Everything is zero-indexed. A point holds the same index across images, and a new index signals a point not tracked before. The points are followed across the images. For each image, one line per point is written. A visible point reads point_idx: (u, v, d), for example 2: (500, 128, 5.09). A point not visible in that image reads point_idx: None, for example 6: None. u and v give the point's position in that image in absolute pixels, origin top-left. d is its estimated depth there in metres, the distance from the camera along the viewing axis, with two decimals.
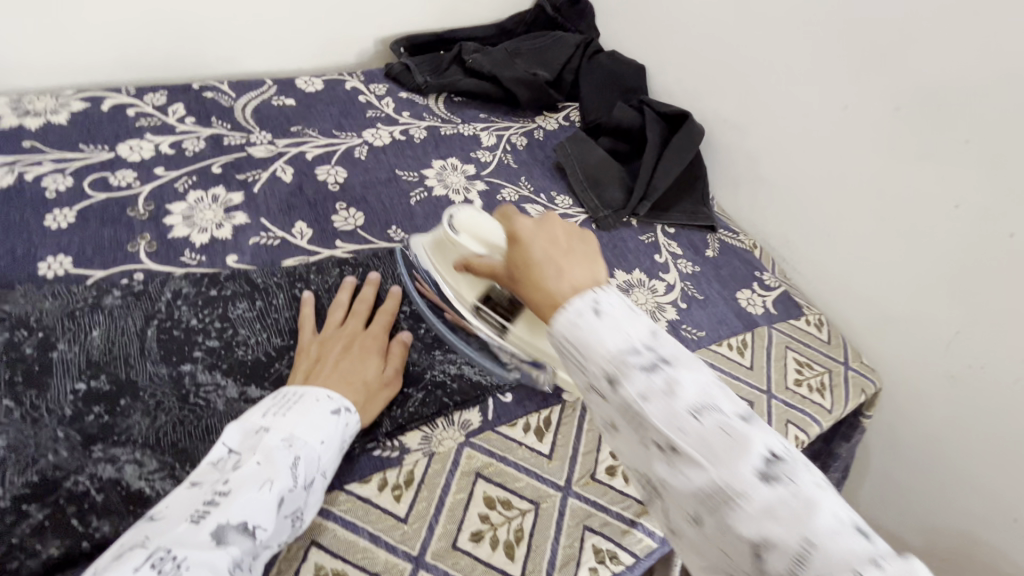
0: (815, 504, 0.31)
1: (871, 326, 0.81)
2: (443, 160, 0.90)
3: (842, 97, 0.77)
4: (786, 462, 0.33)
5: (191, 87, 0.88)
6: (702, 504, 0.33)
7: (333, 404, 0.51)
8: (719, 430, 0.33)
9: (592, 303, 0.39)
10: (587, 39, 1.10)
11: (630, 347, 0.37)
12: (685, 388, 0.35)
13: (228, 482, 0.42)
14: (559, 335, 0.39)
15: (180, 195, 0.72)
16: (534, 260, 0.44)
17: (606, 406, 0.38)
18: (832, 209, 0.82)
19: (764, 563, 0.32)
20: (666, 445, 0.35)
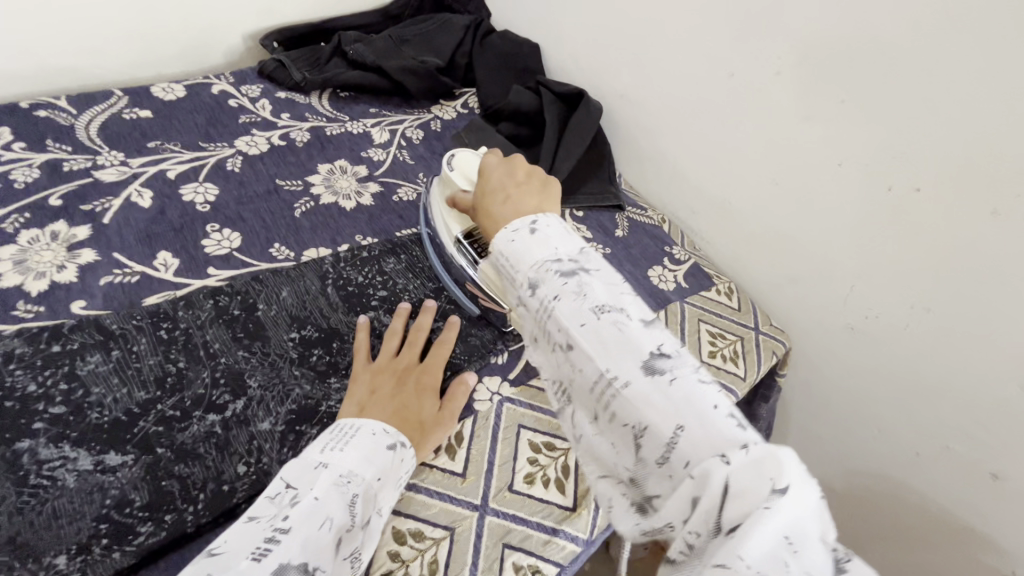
0: (686, 390, 0.33)
1: (777, 289, 0.83)
2: (330, 163, 0.83)
3: (728, 64, 0.77)
4: (672, 359, 0.34)
5: (18, 107, 0.76)
6: (593, 394, 0.35)
7: (389, 438, 0.51)
8: (613, 326, 0.35)
9: (529, 223, 0.41)
10: (477, 20, 1.04)
11: (554, 257, 0.38)
12: (595, 292, 0.37)
13: (289, 517, 0.40)
14: (497, 252, 0.41)
15: (8, 237, 0.62)
16: (490, 190, 0.48)
17: (528, 317, 0.39)
18: (731, 177, 0.82)
19: (641, 449, 0.34)
20: (565, 342, 0.36)
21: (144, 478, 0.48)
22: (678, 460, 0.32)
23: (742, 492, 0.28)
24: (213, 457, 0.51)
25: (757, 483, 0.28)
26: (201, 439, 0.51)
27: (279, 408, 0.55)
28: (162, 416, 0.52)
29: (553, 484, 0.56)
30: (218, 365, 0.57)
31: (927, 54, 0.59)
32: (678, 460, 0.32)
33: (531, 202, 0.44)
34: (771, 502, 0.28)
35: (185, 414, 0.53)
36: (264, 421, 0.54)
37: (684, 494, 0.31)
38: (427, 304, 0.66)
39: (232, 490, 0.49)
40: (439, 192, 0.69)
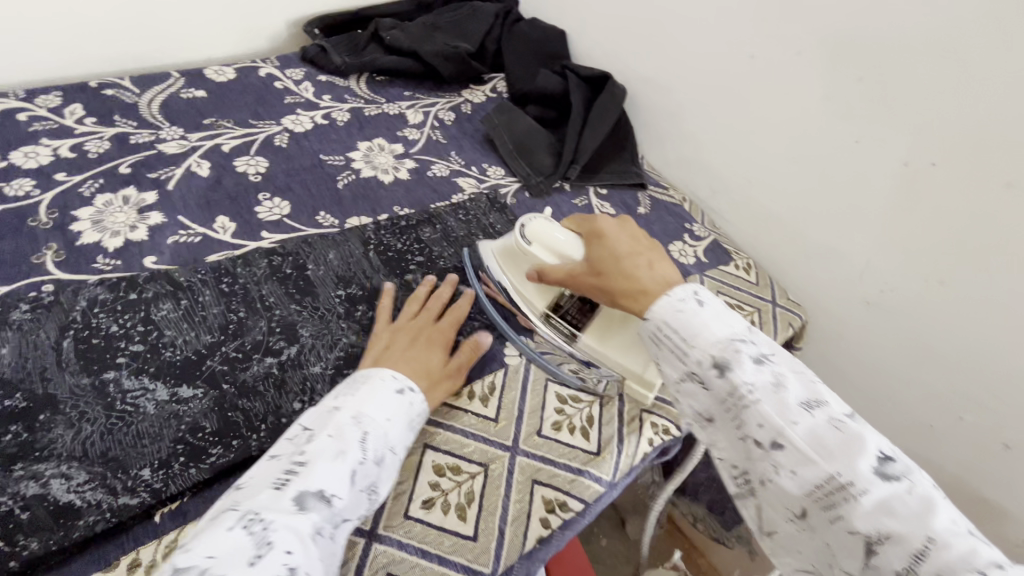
0: (924, 494, 0.37)
1: (794, 264, 0.86)
2: (369, 141, 0.88)
3: (750, 45, 0.80)
4: (898, 463, 0.39)
5: (88, 86, 0.83)
6: (811, 497, 0.40)
7: (398, 382, 0.53)
8: (830, 425, 0.41)
9: (694, 293, 0.49)
10: (507, 9, 1.09)
11: (735, 336, 0.46)
12: (793, 388, 0.43)
13: (305, 453, 0.44)
14: (657, 322, 0.49)
15: (86, 200, 0.68)
16: (608, 254, 0.58)
17: (704, 396, 0.46)
18: (751, 155, 0.85)
19: (875, 556, 0.37)
20: (768, 441, 0.42)
21: (213, 408, 0.54)
22: (929, 570, 0.35)
23: (954, 571, 0.34)
24: (272, 393, 0.56)
25: (914, 535, 0.36)
26: (261, 378, 0.57)
27: (329, 354, 0.60)
28: (227, 357, 0.58)
29: (579, 432, 0.61)
30: (273, 315, 0.62)
31: (942, 31, 0.62)
32: (920, 562, 0.35)
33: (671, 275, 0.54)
34: (957, 560, 0.34)
35: (246, 356, 0.58)
36: (316, 365, 0.59)
37: (899, 549, 0.36)
38: (447, 277, 0.69)
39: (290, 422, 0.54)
40: (505, 258, 0.68)
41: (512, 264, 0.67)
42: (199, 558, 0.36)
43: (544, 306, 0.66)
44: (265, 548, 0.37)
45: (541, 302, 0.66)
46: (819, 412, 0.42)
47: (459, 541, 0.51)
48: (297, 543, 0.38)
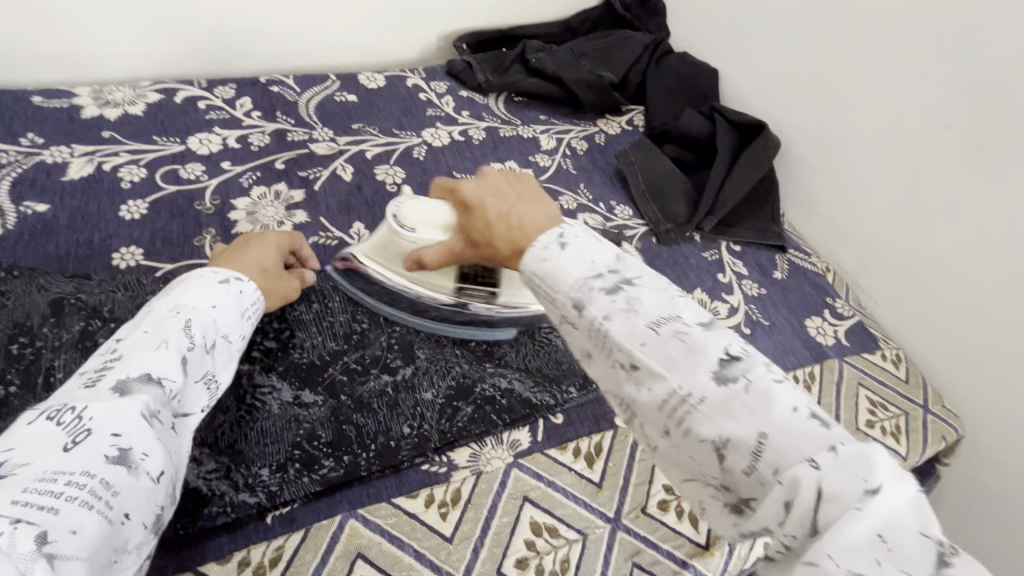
0: (763, 392, 0.32)
1: (954, 366, 0.74)
2: (500, 163, 0.88)
3: (946, 114, 0.71)
4: (742, 361, 0.34)
5: (259, 81, 0.89)
6: (664, 412, 0.35)
7: (222, 274, 0.51)
8: (675, 339, 0.35)
9: (557, 238, 0.42)
10: (657, 40, 1.05)
11: (593, 273, 0.40)
12: (645, 307, 0.37)
13: (117, 350, 0.41)
14: (528, 272, 0.42)
15: (244, 191, 0.73)
16: (489, 216, 0.49)
17: (578, 335, 0.40)
18: (923, 234, 0.75)
19: (725, 459, 0.33)
20: (628, 362, 0.37)
21: (330, 419, 0.55)
22: (765, 467, 0.31)
23: (837, 495, 0.27)
24: (384, 413, 0.56)
25: (849, 486, 0.27)
26: (376, 395, 0.57)
27: (440, 382, 0.60)
28: (347, 367, 0.59)
29: (687, 518, 0.55)
30: (394, 332, 0.63)
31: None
32: (767, 467, 0.31)
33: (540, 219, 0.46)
34: (861, 504, 0.27)
35: (364, 369, 0.59)
36: (427, 391, 0.59)
37: (775, 498, 0.29)
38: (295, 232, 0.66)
39: (398, 447, 0.54)
40: (378, 255, 0.64)
41: (387, 256, 0.63)
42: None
43: (452, 280, 0.63)
44: (82, 436, 0.35)
45: (447, 279, 0.63)
46: (668, 324, 0.36)
47: None
48: (125, 424, 0.36)
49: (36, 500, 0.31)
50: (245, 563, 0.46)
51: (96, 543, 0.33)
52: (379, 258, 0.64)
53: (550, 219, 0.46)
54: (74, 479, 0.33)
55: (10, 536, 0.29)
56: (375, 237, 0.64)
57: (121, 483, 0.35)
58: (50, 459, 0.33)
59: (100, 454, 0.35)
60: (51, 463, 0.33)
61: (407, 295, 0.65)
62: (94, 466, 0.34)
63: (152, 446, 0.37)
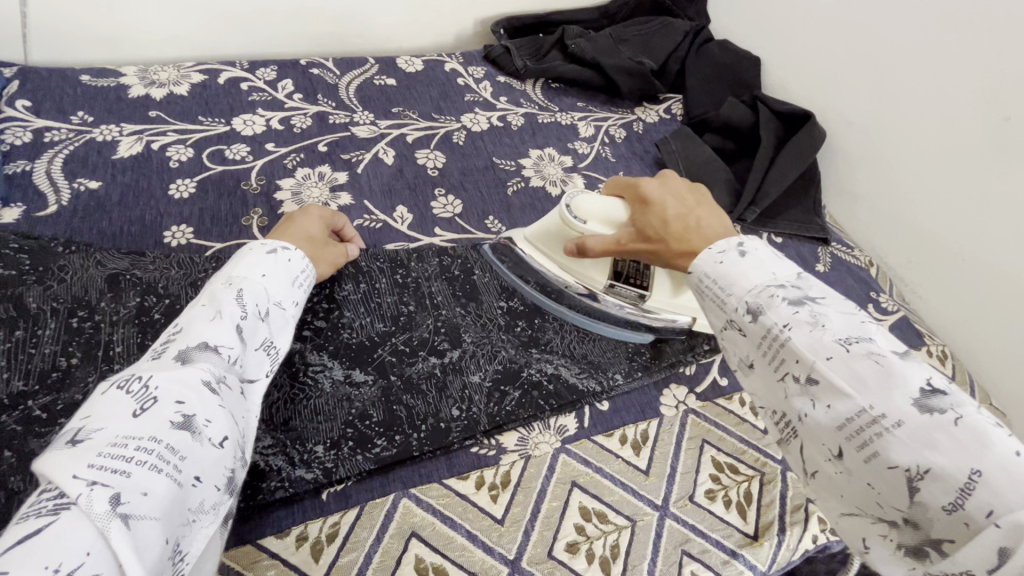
0: (975, 428, 0.31)
1: (1003, 365, 0.72)
2: (540, 149, 0.87)
3: (1005, 104, 0.68)
4: (949, 396, 0.33)
5: (299, 64, 0.89)
6: (845, 433, 0.35)
7: (270, 246, 0.51)
8: (868, 359, 0.36)
9: (737, 245, 0.45)
10: (697, 27, 1.03)
11: (772, 283, 0.42)
12: (833, 324, 0.38)
13: (179, 324, 0.43)
14: (701, 274, 0.46)
15: (289, 172, 0.73)
16: (670, 215, 0.53)
17: (743, 343, 0.42)
18: (975, 229, 0.73)
19: (917, 492, 0.32)
20: (804, 376, 0.38)
21: (380, 399, 0.55)
22: (975, 510, 0.29)
23: None
24: (433, 394, 0.56)
25: None
26: (425, 377, 0.57)
27: (488, 366, 0.60)
28: (395, 348, 0.59)
29: (735, 507, 0.55)
30: (440, 315, 0.63)
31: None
32: (977, 509, 0.29)
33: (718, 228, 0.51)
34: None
35: (412, 351, 0.59)
36: (475, 374, 0.59)
37: (985, 542, 0.28)
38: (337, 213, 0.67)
39: (449, 429, 0.54)
40: (540, 241, 0.66)
41: (547, 241, 0.66)
42: (76, 422, 0.34)
43: (606, 275, 0.64)
44: (149, 403, 0.35)
45: (600, 274, 0.64)
46: (859, 344, 0.37)
47: None
48: (188, 392, 0.37)
49: (109, 464, 0.31)
50: (303, 538, 0.47)
51: (167, 506, 0.33)
52: (537, 243, 0.67)
53: (727, 229, 0.52)
54: (143, 444, 0.33)
55: (87, 497, 0.30)
56: (539, 224, 0.67)
57: (187, 449, 0.35)
58: (120, 424, 0.34)
59: (166, 420, 0.35)
60: (121, 429, 0.33)
61: (556, 286, 0.67)
62: (159, 431, 0.34)
63: (214, 413, 0.38)
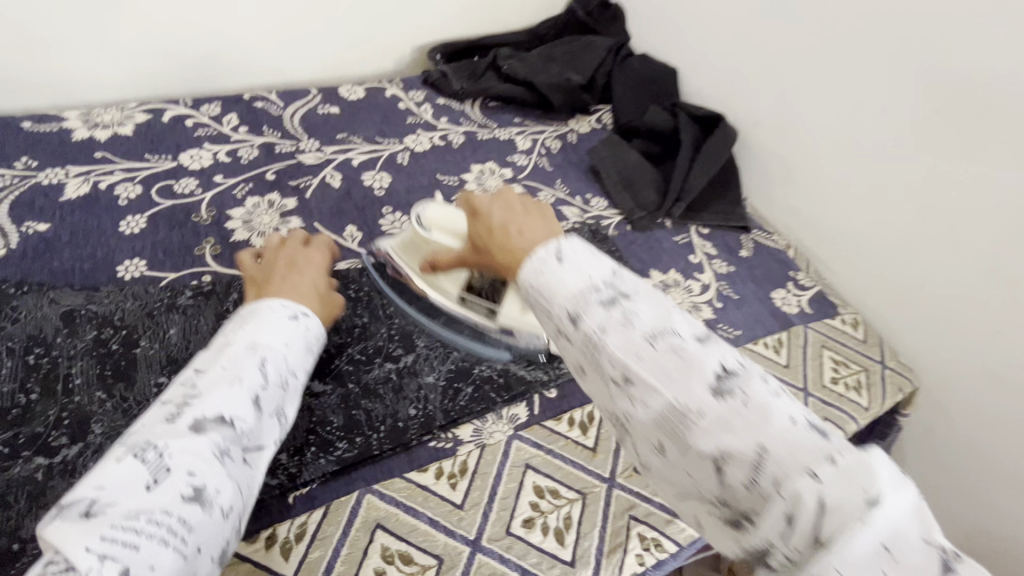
0: (758, 404, 0.32)
1: (905, 324, 0.82)
2: (481, 164, 0.93)
3: (879, 99, 0.79)
4: (739, 375, 0.33)
5: (243, 98, 0.93)
6: (659, 427, 0.34)
7: (291, 309, 0.53)
8: (671, 352, 0.34)
9: (554, 250, 0.40)
10: (619, 43, 1.12)
11: (591, 286, 0.38)
12: (643, 319, 0.36)
13: (195, 386, 0.44)
14: (526, 285, 0.41)
15: (238, 202, 0.76)
16: (494, 227, 0.48)
17: (572, 349, 0.39)
18: (868, 209, 0.83)
19: (724, 473, 0.32)
20: (621, 376, 0.36)
21: (340, 405, 0.58)
22: (767, 480, 0.30)
23: (837, 507, 0.28)
24: (390, 397, 0.60)
25: (851, 496, 0.28)
26: (382, 382, 0.61)
27: (441, 366, 0.64)
28: (352, 358, 0.62)
29: None
30: (393, 323, 0.67)
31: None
32: (768, 481, 0.30)
33: (539, 237, 0.45)
34: (867, 518, 0.28)
35: (368, 359, 0.63)
36: (429, 375, 0.63)
37: (777, 512, 0.30)
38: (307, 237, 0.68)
39: (406, 427, 0.58)
40: (404, 250, 0.67)
41: (407, 251, 0.67)
42: (87, 490, 0.36)
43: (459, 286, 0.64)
44: (162, 475, 0.38)
45: (452, 285, 0.64)
46: (665, 340, 0.35)
47: (557, 565, 0.52)
48: (199, 463, 0.40)
49: (119, 537, 0.35)
50: (272, 540, 0.49)
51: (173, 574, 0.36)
52: (402, 252, 0.68)
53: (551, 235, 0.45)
54: (155, 518, 0.36)
55: (97, 569, 0.33)
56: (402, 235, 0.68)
57: (196, 521, 0.38)
58: (134, 497, 0.37)
59: (178, 493, 0.38)
60: (136, 502, 0.37)
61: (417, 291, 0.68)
62: (171, 504, 0.37)
63: (222, 483, 0.41)
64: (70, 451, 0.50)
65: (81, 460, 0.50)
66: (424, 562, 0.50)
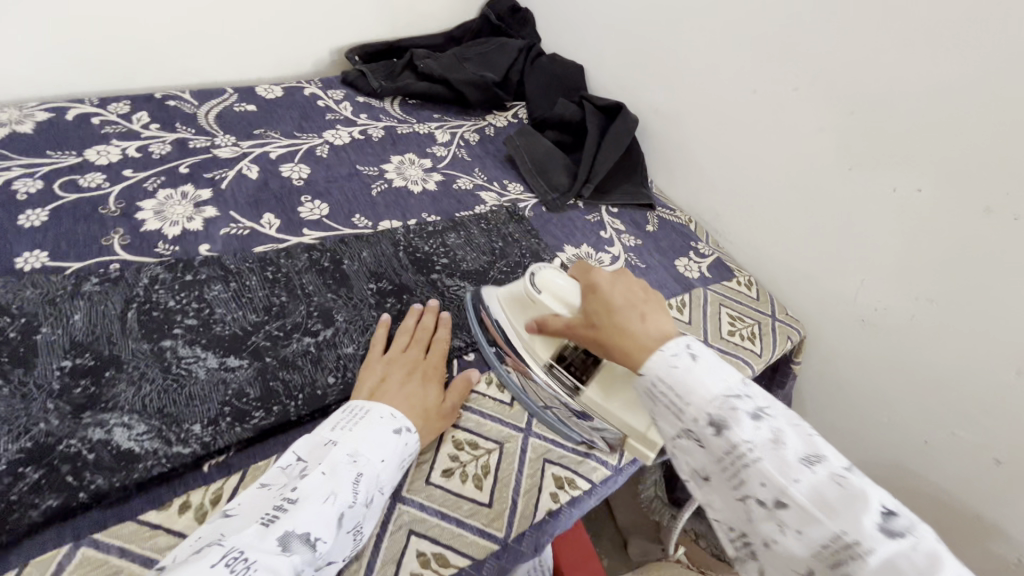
0: (885, 516, 0.36)
1: (793, 280, 0.94)
2: (401, 155, 0.96)
3: (752, 83, 0.89)
4: (857, 481, 0.38)
5: (154, 97, 0.92)
6: (818, 556, 0.37)
7: (395, 422, 0.54)
8: (811, 467, 0.39)
9: (686, 347, 0.46)
10: (529, 44, 1.19)
11: (729, 393, 0.43)
12: (783, 435, 0.41)
13: (297, 489, 0.45)
14: (653, 380, 0.46)
15: (149, 194, 0.76)
16: (617, 309, 0.53)
17: (700, 453, 0.43)
18: (755, 182, 0.94)
19: (846, 569, 0.35)
20: (760, 486, 0.39)
21: (256, 378, 0.59)
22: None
23: None
24: (309, 368, 0.61)
25: None
26: (300, 355, 0.62)
27: (360, 338, 0.66)
28: (270, 334, 0.63)
29: None
30: (312, 301, 0.68)
31: (939, 70, 0.69)
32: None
33: (667, 329, 0.51)
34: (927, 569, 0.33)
35: (286, 334, 0.64)
36: (348, 346, 0.65)
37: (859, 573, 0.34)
38: (432, 303, 0.70)
39: (325, 394, 0.59)
40: (512, 307, 0.66)
41: (517, 307, 0.66)
42: None
43: (548, 355, 0.63)
44: None
45: (544, 352, 0.63)
46: (768, 429, 0.41)
47: (475, 507, 0.55)
48: None
49: None
50: (186, 506, 0.50)
51: None
52: (509, 308, 0.66)
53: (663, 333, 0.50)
54: None
55: None
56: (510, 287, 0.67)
57: None
58: None
59: None
60: None
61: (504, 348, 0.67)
62: None
63: None
64: None
65: None
66: None
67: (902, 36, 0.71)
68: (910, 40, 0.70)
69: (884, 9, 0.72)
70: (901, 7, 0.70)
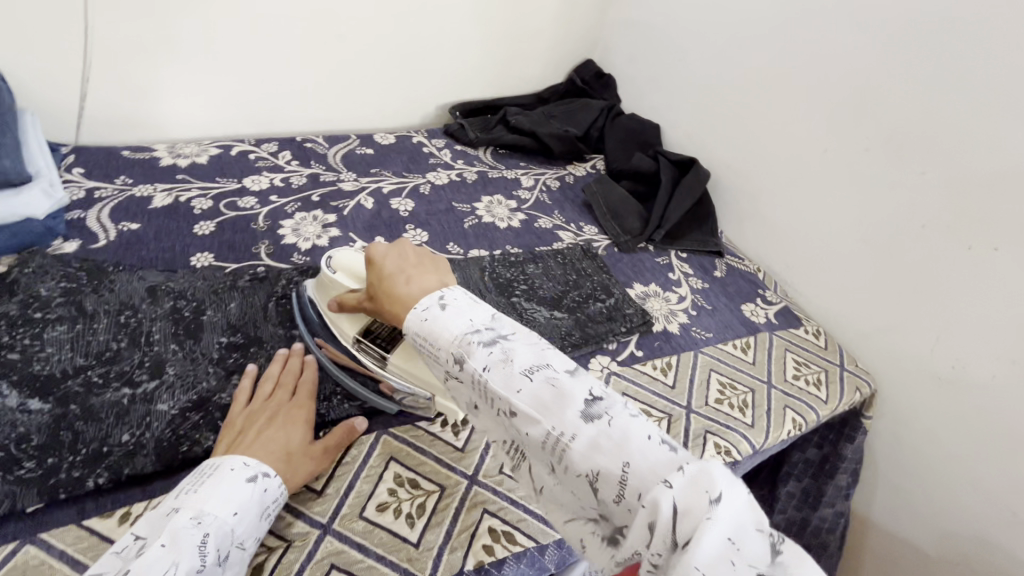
0: (620, 428, 0.45)
1: (863, 333, 0.94)
2: (491, 196, 1.09)
3: (824, 143, 0.95)
4: (603, 403, 0.47)
5: (296, 140, 1.12)
6: (549, 453, 0.47)
7: (249, 470, 0.51)
8: (547, 385, 0.48)
9: (438, 300, 0.54)
10: (610, 105, 1.32)
11: (472, 330, 0.51)
12: (518, 358, 0.49)
13: (128, 572, 0.42)
14: (415, 332, 0.53)
15: (289, 215, 0.92)
16: (388, 275, 0.59)
17: (462, 387, 0.52)
18: (825, 235, 0.97)
19: (599, 491, 0.45)
20: (508, 409, 0.49)
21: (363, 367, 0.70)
22: (631, 494, 0.43)
23: (689, 510, 0.39)
24: None
25: (699, 499, 0.39)
26: None
27: None
28: None
29: None
30: None
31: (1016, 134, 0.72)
32: (632, 494, 0.43)
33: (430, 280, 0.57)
34: (713, 514, 0.38)
35: None
36: None
37: (642, 523, 0.40)
38: (296, 346, 0.67)
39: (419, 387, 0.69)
40: (319, 293, 0.72)
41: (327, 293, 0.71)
42: None
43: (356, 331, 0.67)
44: None
45: (352, 328, 0.68)
46: (540, 373, 0.49)
47: (541, 498, 0.61)
48: None
49: None
50: None
51: None
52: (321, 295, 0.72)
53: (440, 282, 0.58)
54: None
55: None
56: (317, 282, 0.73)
57: None
58: None
59: None
60: None
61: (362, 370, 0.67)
62: None
63: None
64: (150, 384, 0.62)
65: (158, 392, 0.61)
66: (427, 487, 0.60)
67: (977, 104, 0.76)
68: (985, 108, 0.75)
69: (959, 79, 0.77)
70: (977, 78, 0.75)
